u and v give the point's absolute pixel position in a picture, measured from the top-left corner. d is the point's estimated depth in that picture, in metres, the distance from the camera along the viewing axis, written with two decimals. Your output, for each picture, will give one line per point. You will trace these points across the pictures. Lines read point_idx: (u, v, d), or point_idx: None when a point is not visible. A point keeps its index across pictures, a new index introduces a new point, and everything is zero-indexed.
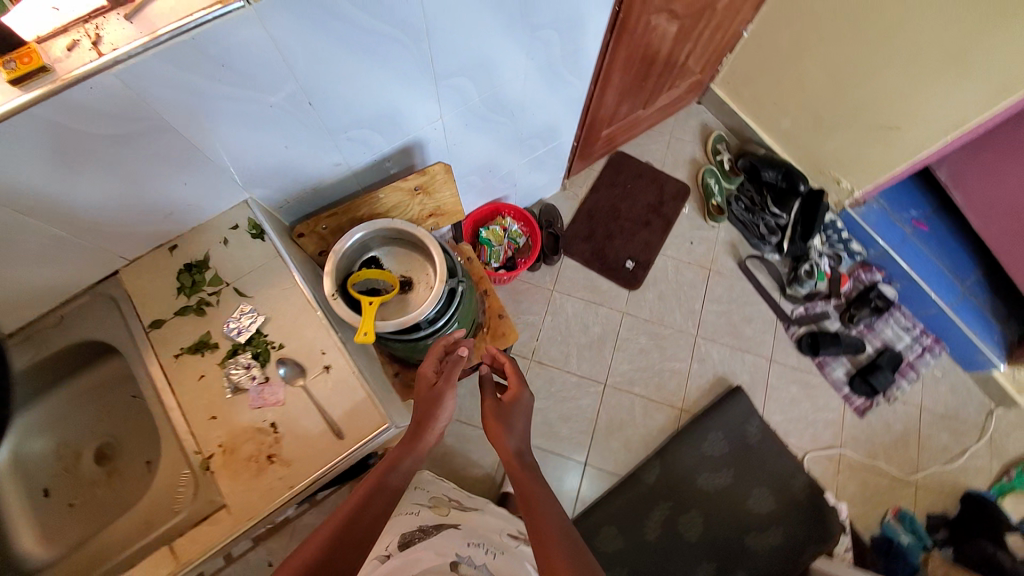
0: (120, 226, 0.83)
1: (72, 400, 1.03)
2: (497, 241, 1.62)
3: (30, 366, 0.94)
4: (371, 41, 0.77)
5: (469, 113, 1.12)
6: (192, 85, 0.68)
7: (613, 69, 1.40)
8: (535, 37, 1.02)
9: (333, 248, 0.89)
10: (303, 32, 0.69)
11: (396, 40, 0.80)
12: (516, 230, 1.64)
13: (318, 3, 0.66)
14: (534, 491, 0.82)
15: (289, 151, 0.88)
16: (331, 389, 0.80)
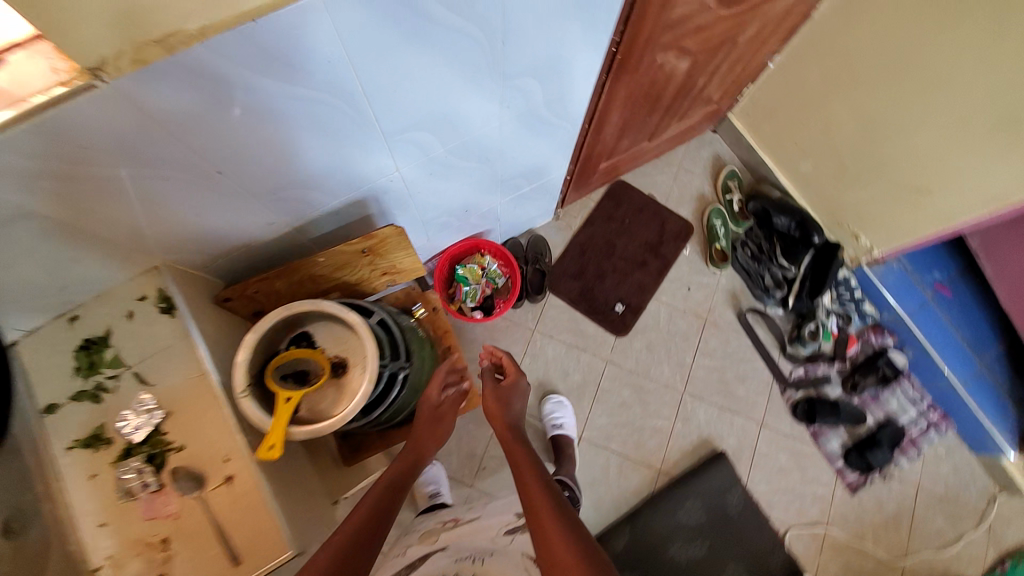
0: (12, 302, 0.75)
1: None
2: (474, 279, 1.48)
3: None
4: (282, 108, 0.67)
5: (436, 165, 1.00)
6: (59, 168, 0.61)
7: (610, 107, 1.25)
8: (509, 86, 0.88)
9: (251, 334, 0.78)
10: (188, 101, 0.60)
11: (319, 106, 0.69)
12: (495, 270, 1.51)
13: (192, 76, 0.57)
14: (528, 476, 1.00)
15: (202, 216, 0.79)
16: (233, 504, 0.75)
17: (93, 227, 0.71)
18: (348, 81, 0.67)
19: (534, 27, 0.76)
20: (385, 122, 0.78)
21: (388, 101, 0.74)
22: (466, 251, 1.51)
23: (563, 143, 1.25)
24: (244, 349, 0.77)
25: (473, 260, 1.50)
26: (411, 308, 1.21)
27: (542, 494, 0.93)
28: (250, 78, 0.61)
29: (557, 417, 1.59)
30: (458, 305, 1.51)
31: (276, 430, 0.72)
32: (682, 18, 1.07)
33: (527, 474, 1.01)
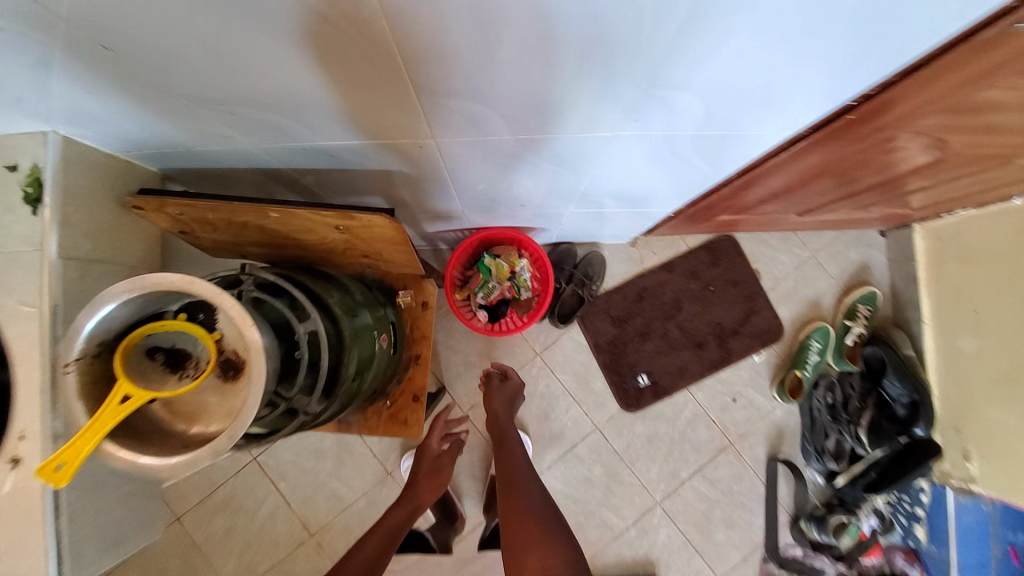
0: None
1: None
2: (496, 278, 1.17)
3: None
4: None
5: (496, 150, 0.67)
6: None
7: (781, 170, 0.84)
8: (648, 96, 0.53)
9: (110, 289, 0.52)
10: None
11: (294, 8, 0.39)
12: (525, 280, 1.20)
13: None
14: (510, 458, 1.05)
15: (103, 89, 0.54)
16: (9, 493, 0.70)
17: None
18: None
19: (725, 19, 0.40)
20: (411, 68, 0.47)
21: (423, 41, 0.42)
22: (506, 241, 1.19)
23: (683, 187, 0.87)
24: (90, 310, 0.51)
25: (508, 255, 1.18)
26: (397, 291, 0.94)
27: (523, 485, 0.99)
28: None
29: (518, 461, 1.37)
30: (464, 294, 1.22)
31: (77, 444, 0.50)
32: (981, 108, 0.63)
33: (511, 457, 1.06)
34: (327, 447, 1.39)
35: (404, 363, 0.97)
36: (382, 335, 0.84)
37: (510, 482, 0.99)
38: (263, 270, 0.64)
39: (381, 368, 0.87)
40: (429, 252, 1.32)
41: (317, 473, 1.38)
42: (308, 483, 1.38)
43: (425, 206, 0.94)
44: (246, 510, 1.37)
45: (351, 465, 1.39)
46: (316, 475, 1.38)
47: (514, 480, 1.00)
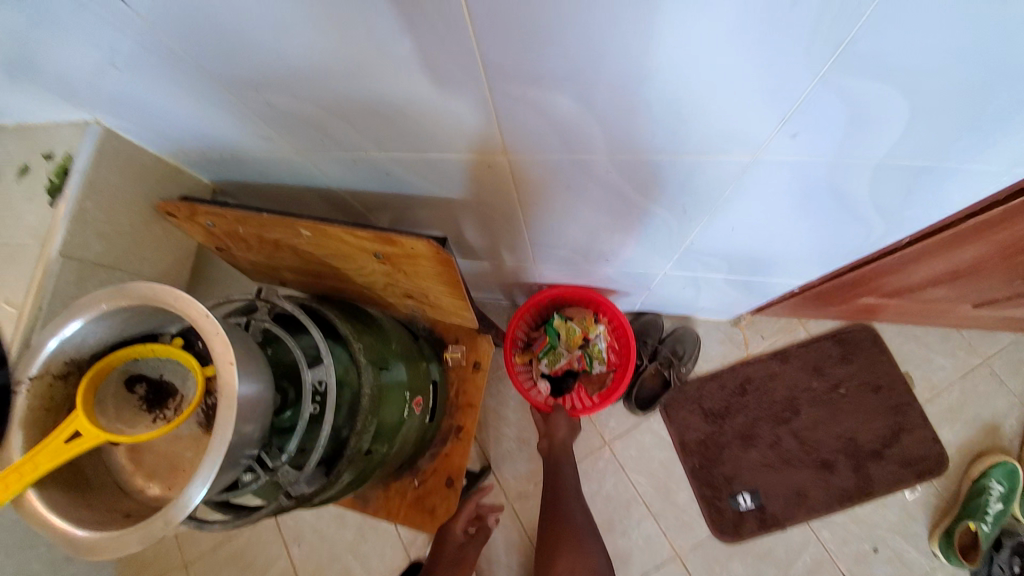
0: None
1: None
2: (566, 344, 1.02)
3: None
4: None
5: (584, 175, 0.53)
6: None
7: (977, 239, 0.60)
8: (821, 90, 0.36)
9: (90, 298, 0.42)
10: None
11: None
12: (600, 351, 1.00)
13: None
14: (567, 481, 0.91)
15: (147, 82, 0.48)
16: None
17: None
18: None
19: None
20: (481, 38, 0.35)
21: None
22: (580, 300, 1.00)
23: (826, 251, 0.66)
24: (61, 321, 0.42)
25: (581, 318, 1.00)
26: (446, 344, 0.79)
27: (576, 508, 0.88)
28: None
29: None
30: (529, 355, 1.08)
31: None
32: None
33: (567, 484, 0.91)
34: (350, 514, 1.22)
35: (442, 435, 0.79)
36: (416, 397, 0.68)
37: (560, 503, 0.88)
38: (281, 299, 0.53)
39: (410, 439, 0.70)
40: (490, 306, 1.18)
41: (335, 543, 1.21)
42: (323, 552, 1.21)
43: (489, 250, 0.81)
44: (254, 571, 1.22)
45: (373, 541, 1.20)
46: (333, 547, 1.20)
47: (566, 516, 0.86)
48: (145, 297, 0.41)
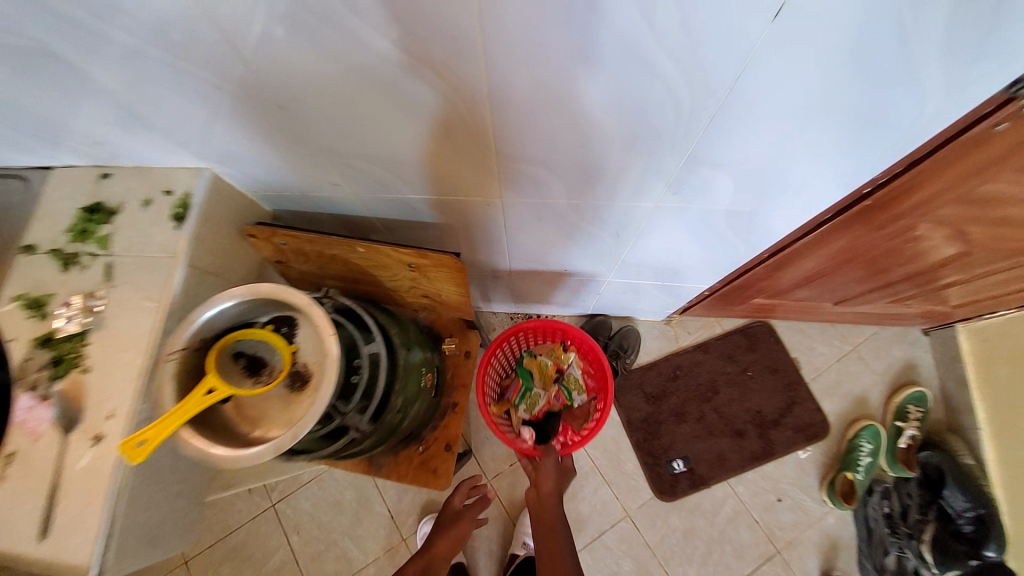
0: (53, 142, 0.66)
1: None
2: (541, 382, 1.21)
3: None
4: (382, 71, 0.50)
5: (551, 211, 0.77)
6: (105, 36, 0.49)
7: (808, 254, 0.90)
8: (689, 174, 0.63)
9: (227, 292, 0.63)
10: (259, 28, 0.46)
11: (431, 95, 0.52)
12: (575, 379, 1.23)
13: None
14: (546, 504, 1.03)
15: (256, 144, 0.66)
16: (14, 499, 0.58)
17: (136, 112, 0.60)
18: (472, 73, 0.48)
19: (758, 113, 0.51)
20: (499, 141, 0.59)
21: (515, 122, 0.55)
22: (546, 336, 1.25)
23: (718, 263, 0.94)
24: (208, 307, 0.62)
25: (551, 352, 1.24)
26: (443, 338, 1.00)
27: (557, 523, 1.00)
28: (327, 32, 0.45)
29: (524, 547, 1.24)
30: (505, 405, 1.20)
31: (162, 424, 0.55)
32: (996, 200, 0.68)
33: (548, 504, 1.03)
34: (345, 501, 1.38)
35: (441, 411, 1.00)
36: (426, 375, 0.89)
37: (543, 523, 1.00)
38: (341, 297, 0.74)
39: (421, 409, 0.90)
40: None
41: (332, 529, 1.36)
42: (322, 537, 1.35)
43: (476, 264, 1.03)
44: (254, 561, 1.34)
45: (367, 524, 1.36)
46: (331, 530, 1.36)
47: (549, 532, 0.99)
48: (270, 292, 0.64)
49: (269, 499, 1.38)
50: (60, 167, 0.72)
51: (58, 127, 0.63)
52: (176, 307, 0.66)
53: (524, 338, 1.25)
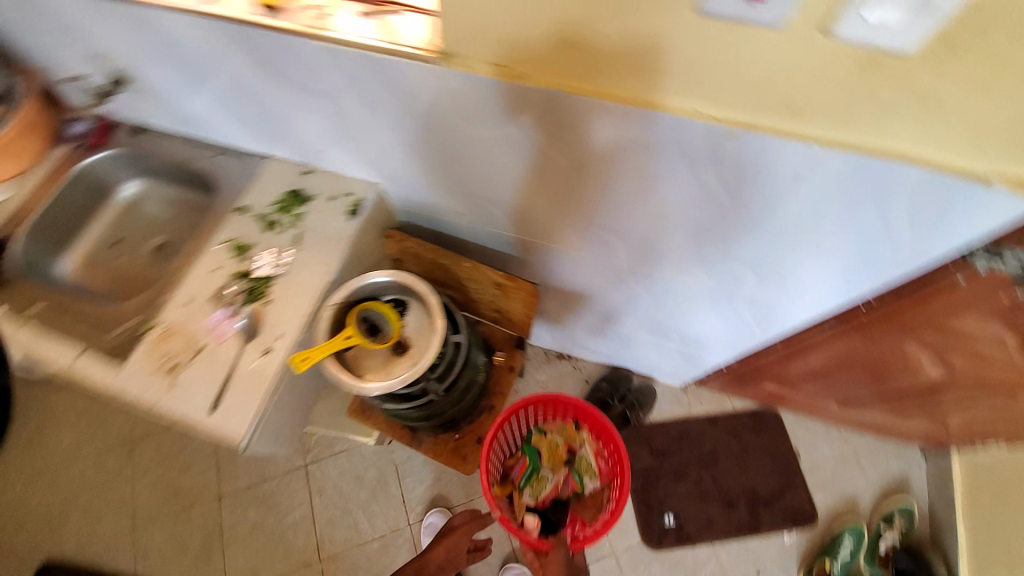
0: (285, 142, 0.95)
1: (173, 201, 1.15)
2: (551, 464, 1.29)
3: (174, 160, 1.10)
4: (530, 156, 0.73)
5: (611, 270, 0.99)
6: (361, 96, 0.75)
7: (814, 349, 1.08)
8: (724, 264, 0.84)
9: (372, 273, 0.88)
10: (463, 115, 0.70)
11: (556, 175, 0.76)
12: (587, 461, 1.29)
13: (487, 100, 0.65)
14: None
15: (415, 177, 0.91)
16: (194, 380, 0.79)
17: (348, 138, 0.87)
18: (590, 170, 0.72)
19: (779, 233, 0.72)
20: (591, 213, 0.82)
21: (608, 204, 0.78)
22: (558, 414, 1.31)
23: (735, 341, 1.13)
24: (358, 279, 0.87)
25: (562, 430, 1.31)
26: (495, 350, 1.21)
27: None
28: (506, 128, 0.69)
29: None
30: (513, 487, 1.27)
31: (317, 351, 0.79)
32: (967, 335, 0.87)
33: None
34: (367, 478, 1.55)
35: (480, 410, 1.18)
36: (481, 374, 1.10)
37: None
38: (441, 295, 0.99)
39: (468, 401, 1.10)
40: None
41: (349, 500, 1.52)
42: (340, 504, 1.52)
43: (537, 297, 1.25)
44: (278, 510, 1.52)
45: (380, 503, 1.52)
46: (350, 501, 1.52)
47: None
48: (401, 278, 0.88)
49: (303, 460, 1.57)
50: (273, 158, 1.02)
51: (290, 130, 0.91)
52: (337, 275, 0.91)
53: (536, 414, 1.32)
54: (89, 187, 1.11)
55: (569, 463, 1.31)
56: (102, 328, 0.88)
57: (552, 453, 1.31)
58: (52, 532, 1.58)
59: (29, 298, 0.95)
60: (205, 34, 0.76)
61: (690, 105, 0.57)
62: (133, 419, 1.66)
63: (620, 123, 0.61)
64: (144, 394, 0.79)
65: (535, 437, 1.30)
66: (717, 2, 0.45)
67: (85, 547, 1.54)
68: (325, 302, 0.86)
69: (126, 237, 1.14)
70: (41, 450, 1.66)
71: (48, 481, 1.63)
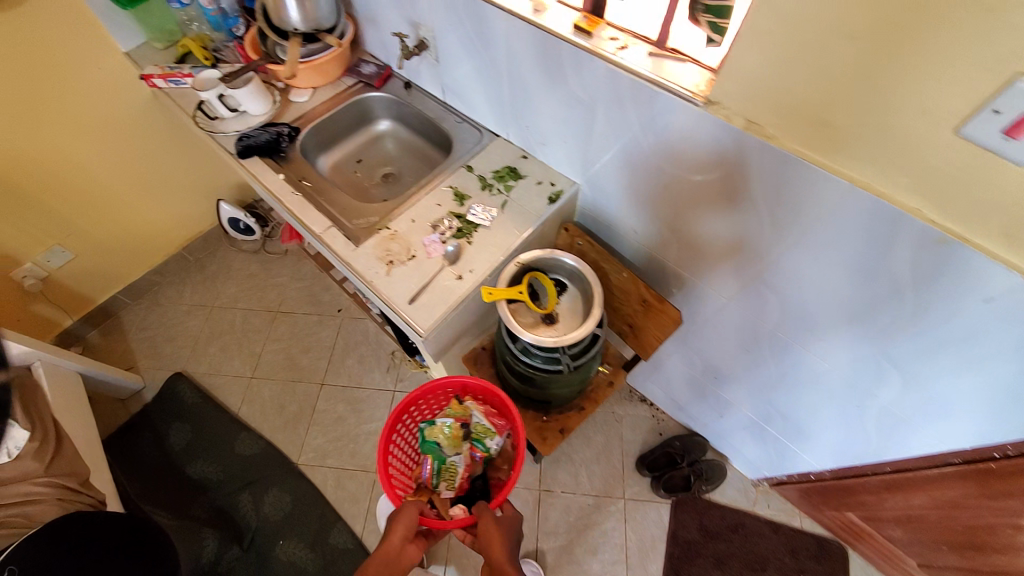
0: (520, 128, 1.16)
1: (407, 145, 1.42)
2: (450, 446, 1.22)
3: (424, 114, 1.34)
4: (739, 206, 0.85)
5: (747, 332, 1.07)
6: (616, 115, 0.91)
7: (921, 489, 1.07)
8: (875, 360, 0.90)
9: (556, 251, 1.04)
10: (699, 155, 0.84)
11: (754, 230, 0.86)
12: (483, 427, 1.21)
13: (733, 150, 0.78)
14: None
15: (614, 190, 1.07)
16: (401, 278, 1.02)
17: (577, 142, 1.05)
18: (791, 233, 0.82)
19: (950, 349, 0.78)
20: (767, 274, 0.92)
21: (789, 269, 0.87)
22: (440, 390, 1.26)
23: (843, 446, 1.15)
24: (544, 252, 1.04)
25: (451, 408, 1.24)
26: (603, 361, 1.33)
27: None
28: (733, 177, 0.82)
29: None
30: (429, 493, 1.20)
31: (500, 291, 0.97)
32: None
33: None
34: None
35: (571, 406, 1.30)
36: (590, 375, 1.22)
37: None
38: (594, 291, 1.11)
39: (570, 393, 1.22)
40: None
41: None
42: None
43: None
44: (359, 416, 1.75)
45: None
46: None
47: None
48: (577, 265, 1.03)
49: (393, 386, 1.81)
50: (501, 138, 1.24)
51: (532, 123, 1.11)
52: (523, 243, 1.09)
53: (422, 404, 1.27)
54: (360, 114, 1.40)
55: (468, 437, 1.25)
56: (348, 217, 1.12)
57: (451, 437, 1.24)
58: (192, 353, 1.89)
59: (301, 170, 1.22)
60: (515, 34, 0.95)
61: (913, 203, 0.67)
62: (283, 297, 2.02)
63: (837, 201, 0.72)
64: (368, 271, 1.03)
65: (425, 430, 1.25)
66: (975, 129, 0.56)
67: (209, 375, 1.84)
68: (513, 260, 1.04)
69: (365, 159, 1.41)
70: (209, 290, 2.04)
71: (204, 313, 1.98)
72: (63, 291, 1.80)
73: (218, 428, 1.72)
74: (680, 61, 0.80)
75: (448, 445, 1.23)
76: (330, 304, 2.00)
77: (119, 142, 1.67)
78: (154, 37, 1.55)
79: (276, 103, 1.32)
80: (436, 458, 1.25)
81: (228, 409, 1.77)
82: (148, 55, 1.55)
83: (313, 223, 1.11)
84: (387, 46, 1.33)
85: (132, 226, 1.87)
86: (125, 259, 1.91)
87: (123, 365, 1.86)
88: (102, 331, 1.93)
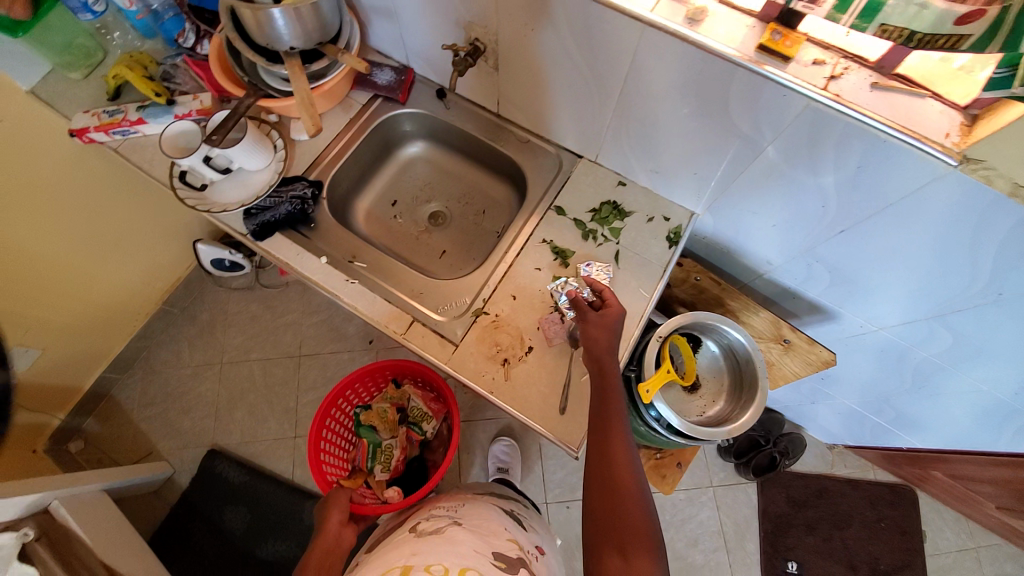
0: (624, 152, 0.92)
1: (450, 168, 1.14)
2: (386, 429, 1.25)
3: (473, 132, 1.05)
4: (950, 258, 0.73)
5: (890, 355, 1.02)
6: (800, 155, 0.71)
7: None
8: None
9: (696, 313, 0.88)
10: (918, 208, 0.68)
11: (963, 280, 0.75)
12: (417, 409, 1.26)
13: (982, 213, 0.63)
14: (618, 441, 0.72)
15: (754, 224, 0.89)
16: (526, 377, 0.84)
17: (713, 175, 0.84)
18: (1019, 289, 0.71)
19: None
20: (955, 317, 0.82)
21: (991, 316, 0.78)
22: (377, 381, 1.30)
23: (963, 436, 1.16)
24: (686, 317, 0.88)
25: (388, 396, 1.29)
26: None
27: (636, 496, 0.68)
28: (963, 233, 0.68)
29: (498, 458, 1.59)
30: (365, 476, 1.20)
31: (656, 380, 0.84)
32: None
33: (617, 452, 0.71)
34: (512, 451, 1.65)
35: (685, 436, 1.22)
36: None
37: (619, 514, 0.67)
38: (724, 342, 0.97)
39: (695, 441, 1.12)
40: None
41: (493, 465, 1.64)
42: (485, 467, 1.63)
43: None
44: None
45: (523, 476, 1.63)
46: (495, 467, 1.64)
47: (620, 492, 0.68)
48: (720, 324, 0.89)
49: None
50: (586, 159, 0.99)
51: (645, 150, 0.88)
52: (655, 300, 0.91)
53: (358, 394, 1.28)
54: (383, 140, 1.09)
55: (405, 421, 1.28)
56: (433, 304, 0.90)
57: (386, 422, 1.26)
58: (217, 421, 1.66)
59: (347, 245, 0.95)
60: (651, 54, 0.70)
61: None
62: (301, 337, 1.76)
63: None
64: (482, 377, 0.84)
65: (363, 415, 1.26)
66: None
67: (247, 444, 1.63)
68: (653, 333, 0.89)
69: (400, 197, 1.13)
70: (210, 344, 1.75)
71: (214, 373, 1.71)
72: (41, 392, 1.47)
73: (277, 500, 1.57)
74: (917, 98, 0.61)
75: (385, 429, 1.26)
76: (357, 335, 1.76)
77: (51, 207, 1.28)
78: (63, 64, 1.06)
79: (277, 148, 0.97)
80: (372, 442, 1.23)
81: (280, 478, 1.60)
82: (63, 92, 1.08)
83: (388, 322, 0.88)
84: (409, 43, 0.99)
85: (101, 295, 1.50)
86: (103, 332, 1.57)
87: (140, 452, 1.62)
88: (98, 418, 1.65)
